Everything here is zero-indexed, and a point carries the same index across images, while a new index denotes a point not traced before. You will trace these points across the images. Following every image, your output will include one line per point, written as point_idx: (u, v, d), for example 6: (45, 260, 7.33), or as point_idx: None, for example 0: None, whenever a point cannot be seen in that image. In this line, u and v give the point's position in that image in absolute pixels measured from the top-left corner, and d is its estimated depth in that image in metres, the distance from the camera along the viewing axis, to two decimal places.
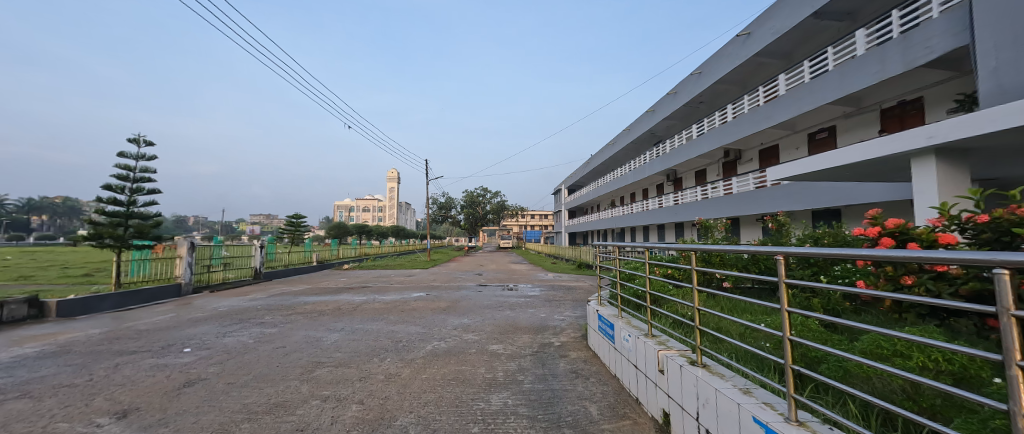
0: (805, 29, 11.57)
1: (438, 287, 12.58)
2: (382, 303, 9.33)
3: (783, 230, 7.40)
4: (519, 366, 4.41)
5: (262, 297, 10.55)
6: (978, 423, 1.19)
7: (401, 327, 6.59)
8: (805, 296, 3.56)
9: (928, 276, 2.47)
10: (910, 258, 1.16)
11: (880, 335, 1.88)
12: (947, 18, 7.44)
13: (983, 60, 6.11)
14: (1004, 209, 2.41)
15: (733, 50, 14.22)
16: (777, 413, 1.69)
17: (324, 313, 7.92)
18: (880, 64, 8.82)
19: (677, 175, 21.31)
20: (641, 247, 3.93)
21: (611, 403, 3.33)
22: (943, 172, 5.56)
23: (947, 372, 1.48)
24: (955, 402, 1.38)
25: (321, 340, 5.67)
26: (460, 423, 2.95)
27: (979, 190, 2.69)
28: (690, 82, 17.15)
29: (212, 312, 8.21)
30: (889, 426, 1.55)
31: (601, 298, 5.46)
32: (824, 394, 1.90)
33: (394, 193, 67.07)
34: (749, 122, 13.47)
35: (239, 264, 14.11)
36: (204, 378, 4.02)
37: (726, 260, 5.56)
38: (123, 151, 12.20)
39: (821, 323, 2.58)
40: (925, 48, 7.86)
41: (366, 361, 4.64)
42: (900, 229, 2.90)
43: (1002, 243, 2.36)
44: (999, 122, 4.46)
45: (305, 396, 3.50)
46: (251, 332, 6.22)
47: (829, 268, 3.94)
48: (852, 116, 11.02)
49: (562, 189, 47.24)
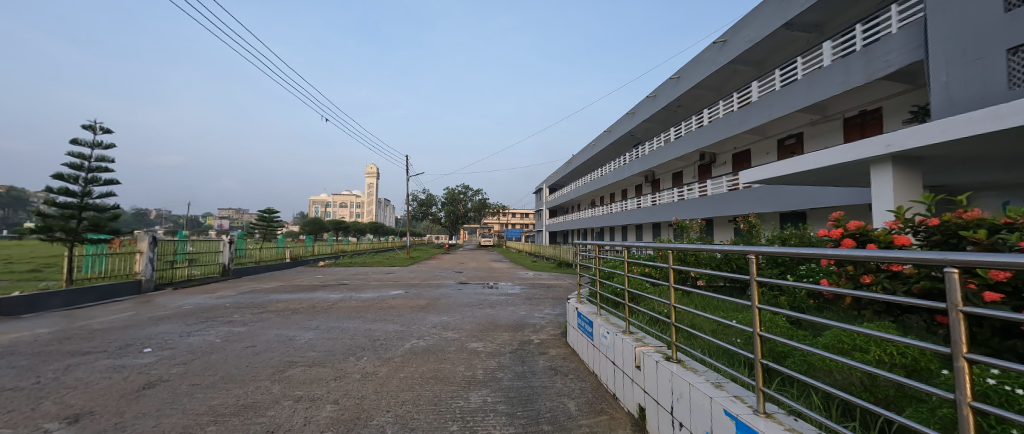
0: (777, 39, 12.10)
1: (418, 285, 12.45)
2: (359, 301, 9.11)
3: (754, 230, 7.76)
4: (498, 363, 4.42)
5: (231, 294, 10.14)
6: (927, 412, 1.28)
7: (378, 325, 6.47)
8: (773, 294, 3.73)
9: (884, 276, 2.62)
10: (872, 257, 1.23)
11: (842, 330, 1.98)
12: (906, 33, 7.94)
13: (935, 74, 6.55)
14: (953, 214, 2.55)
15: (709, 56, 14.67)
16: (746, 406, 1.76)
17: (297, 312, 7.66)
18: (844, 75, 9.30)
19: (655, 176, 21.80)
20: (620, 246, 3.98)
21: (589, 399, 3.38)
22: (900, 179, 5.92)
23: (900, 365, 1.58)
24: (906, 393, 1.48)
25: (294, 339, 5.49)
26: (439, 422, 2.93)
27: (930, 196, 2.85)
28: (669, 86, 17.58)
29: (175, 311, 7.80)
30: (849, 416, 1.64)
31: (581, 296, 5.52)
32: (790, 387, 1.98)
33: (372, 189, 65.44)
34: (723, 126, 13.92)
35: (206, 260, 13.50)
36: (166, 379, 3.83)
37: (700, 260, 5.76)
38: (77, 138, 11.58)
39: (788, 319, 2.69)
40: (884, 61, 8.37)
41: (342, 360, 4.53)
42: (861, 232, 3.07)
43: (949, 244, 2.50)
44: (949, 132, 4.78)
45: (276, 397, 3.39)
46: (218, 332, 5.94)
47: (796, 267, 4.13)
48: (818, 124, 11.58)
49: (543, 188, 47.41)
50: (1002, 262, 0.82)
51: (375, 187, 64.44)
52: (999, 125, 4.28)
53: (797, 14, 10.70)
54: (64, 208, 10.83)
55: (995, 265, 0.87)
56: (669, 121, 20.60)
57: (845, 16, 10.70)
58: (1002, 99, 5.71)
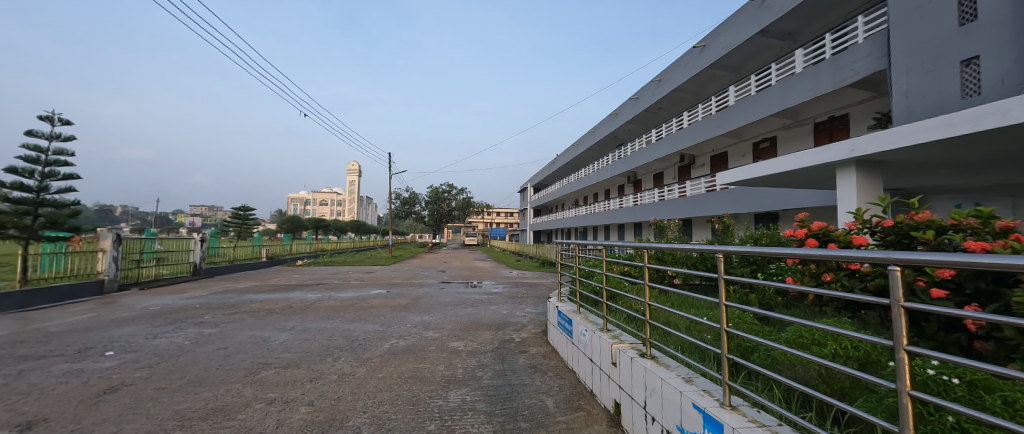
0: (753, 45, 12.50)
1: (399, 284, 12.30)
2: (338, 301, 8.92)
3: (728, 230, 8.00)
4: (479, 362, 4.42)
5: (202, 295, 9.76)
6: (876, 402, 1.36)
7: (357, 325, 6.37)
8: (744, 292, 3.87)
9: (843, 273, 2.76)
10: (830, 255, 1.30)
11: (803, 326, 2.08)
12: (871, 43, 8.35)
13: (896, 83, 6.92)
14: (905, 215, 2.70)
15: (689, 60, 15.03)
16: (713, 399, 1.83)
17: (273, 312, 7.46)
18: (814, 82, 9.71)
19: (637, 176, 22.20)
20: (600, 245, 4.07)
21: (566, 396, 3.43)
22: (863, 181, 6.22)
23: (854, 359, 1.66)
24: (859, 385, 1.57)
25: (268, 340, 5.34)
26: (416, 421, 2.91)
27: (885, 198, 3.01)
28: (651, 89, 17.93)
29: (141, 312, 7.47)
30: (807, 408, 1.73)
31: (561, 295, 5.58)
32: (754, 381, 2.06)
33: (354, 186, 64.26)
34: (701, 128, 14.29)
35: (176, 259, 12.93)
36: (130, 384, 3.66)
37: (677, 259, 5.89)
38: (32, 129, 10.93)
39: (755, 316, 2.80)
40: (851, 69, 8.78)
41: (318, 361, 4.44)
42: (823, 232, 3.22)
43: (902, 244, 2.64)
44: (906, 139, 5.06)
45: (248, 400, 3.29)
46: (187, 333, 5.72)
47: (766, 266, 4.27)
48: (790, 128, 12.04)
49: (527, 187, 47.59)
50: (946, 261, 0.88)
51: (356, 184, 63.05)
52: (952, 133, 4.55)
53: (772, 22, 11.08)
54: (19, 204, 10.22)
55: (935, 265, 0.95)
56: (650, 122, 21.01)
57: (817, 25, 11.16)
58: (956, 107, 6.10)
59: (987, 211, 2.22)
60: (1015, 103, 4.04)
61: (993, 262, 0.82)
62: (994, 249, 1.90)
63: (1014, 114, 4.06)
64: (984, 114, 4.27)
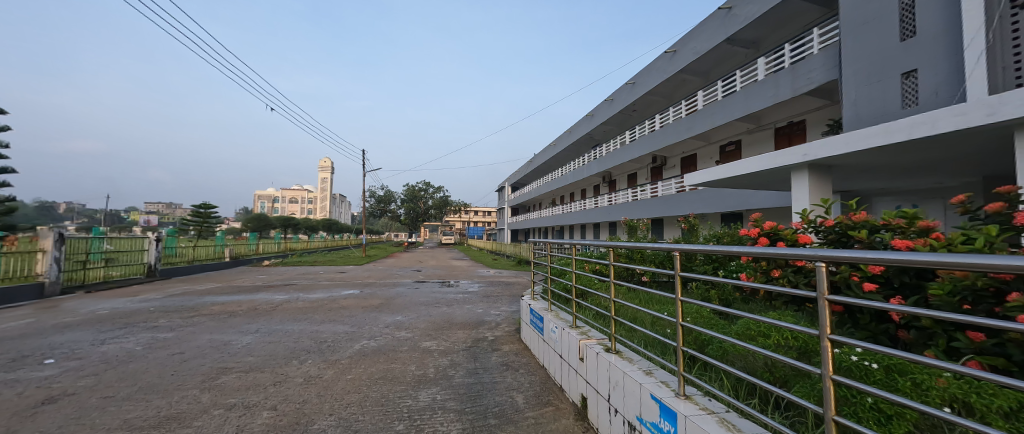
0: (720, 52, 13.05)
1: (373, 284, 12.03)
2: (307, 302, 8.65)
3: (694, 229, 8.32)
4: (451, 361, 4.42)
5: (157, 297, 9.19)
6: (809, 387, 1.49)
7: (326, 326, 6.20)
8: (706, 288, 4.05)
9: (790, 270, 2.94)
10: (779, 253, 1.42)
11: (752, 320, 2.23)
12: (824, 54, 8.91)
13: (847, 93, 7.42)
14: (844, 216, 2.90)
15: (661, 64, 15.50)
16: (669, 390, 1.93)
17: (235, 314, 7.13)
18: (774, 89, 10.26)
19: (611, 177, 22.69)
20: (570, 244, 4.18)
21: (536, 392, 3.48)
22: (815, 183, 6.63)
23: (794, 348, 1.80)
24: (798, 373, 1.70)
25: (229, 344, 5.11)
26: (384, 422, 2.89)
27: (828, 201, 3.23)
28: (625, 91, 18.39)
29: (87, 317, 6.96)
30: (752, 395, 1.85)
31: (534, 293, 5.65)
32: (708, 371, 2.19)
33: (326, 184, 62.25)
34: (671, 131, 14.78)
35: (127, 260, 12.10)
36: (72, 393, 3.42)
37: (645, 257, 6.07)
38: None
39: (713, 312, 2.96)
40: (807, 78, 9.34)
41: (283, 364, 4.29)
42: (773, 231, 3.43)
43: (841, 242, 2.84)
44: (851, 144, 5.45)
45: (205, 406, 3.15)
46: (139, 338, 5.38)
47: (727, 264, 4.46)
48: (754, 132, 12.67)
49: (505, 186, 47.63)
50: (871, 259, 1.02)
51: (328, 181, 61.12)
52: (889, 139, 4.95)
53: (737, 31, 11.61)
54: None
55: (855, 263, 1.09)
56: (624, 124, 21.51)
57: (778, 35, 11.78)
58: (897, 117, 6.59)
59: (912, 212, 2.43)
60: (942, 114, 4.44)
61: (913, 260, 0.94)
62: (916, 247, 2.10)
63: (941, 124, 4.46)
64: (916, 123, 4.67)
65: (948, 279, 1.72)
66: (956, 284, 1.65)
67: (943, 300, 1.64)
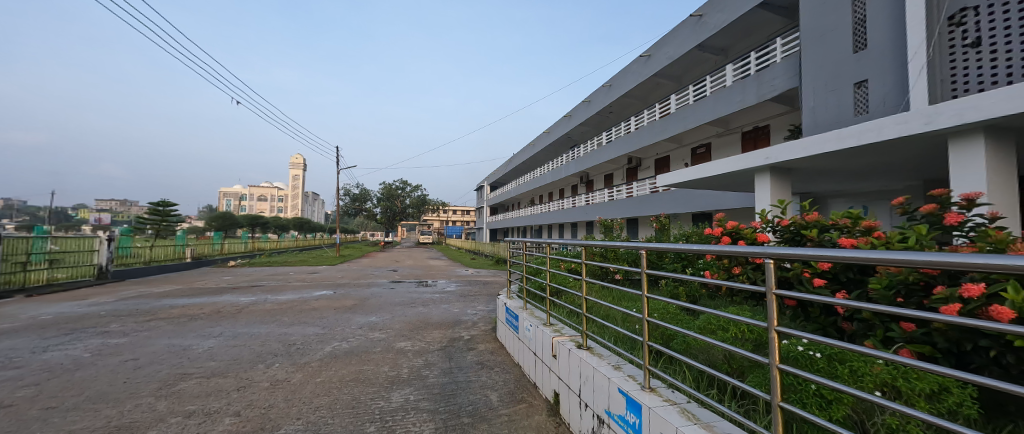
0: (692, 58, 13.51)
1: (347, 284, 11.72)
2: (276, 304, 8.32)
3: (665, 229, 8.52)
4: (425, 362, 4.37)
5: (108, 301, 8.59)
6: (761, 377, 1.59)
7: (295, 329, 5.99)
8: (674, 285, 4.20)
9: (750, 267, 3.10)
10: (740, 251, 1.52)
11: (713, 316, 2.33)
12: (786, 63, 9.40)
13: (806, 100, 7.86)
14: (798, 216, 3.07)
15: (636, 68, 15.88)
16: (635, 383, 2.00)
17: (196, 318, 6.77)
18: (741, 95, 10.73)
19: (589, 177, 23.04)
20: (545, 243, 4.21)
21: (510, 390, 3.51)
22: (775, 185, 6.99)
23: (750, 340, 1.91)
24: (753, 363, 1.80)
25: (189, 349, 4.86)
26: (355, 424, 2.84)
27: (783, 202, 3.40)
28: (602, 93, 18.73)
29: (27, 322, 6.43)
30: (712, 386, 1.95)
31: (511, 292, 5.66)
32: (671, 364, 2.28)
33: (298, 181, 60.09)
34: (646, 133, 15.18)
35: (74, 261, 11.24)
36: (9, 405, 3.16)
37: (619, 255, 6.18)
38: None
39: (679, 308, 3.09)
40: (771, 85, 9.81)
41: (249, 368, 4.13)
42: (735, 230, 3.59)
43: (794, 240, 3.02)
44: (809, 148, 5.78)
45: (161, 414, 2.99)
46: (87, 345, 5.02)
47: (694, 262, 4.62)
48: (722, 135, 13.20)
49: (484, 186, 47.50)
50: (815, 257, 1.13)
51: (300, 179, 59.05)
52: (842, 145, 5.30)
53: (707, 38, 12.05)
54: None
55: (801, 260, 1.19)
56: (601, 126, 21.88)
57: (745, 43, 12.32)
58: (850, 123, 7.03)
59: (856, 212, 2.62)
60: (887, 122, 4.78)
61: (854, 257, 1.03)
62: (859, 245, 2.27)
63: (886, 132, 4.80)
64: (865, 130, 5.01)
65: (885, 274, 1.86)
66: (892, 279, 1.79)
67: (881, 294, 1.78)
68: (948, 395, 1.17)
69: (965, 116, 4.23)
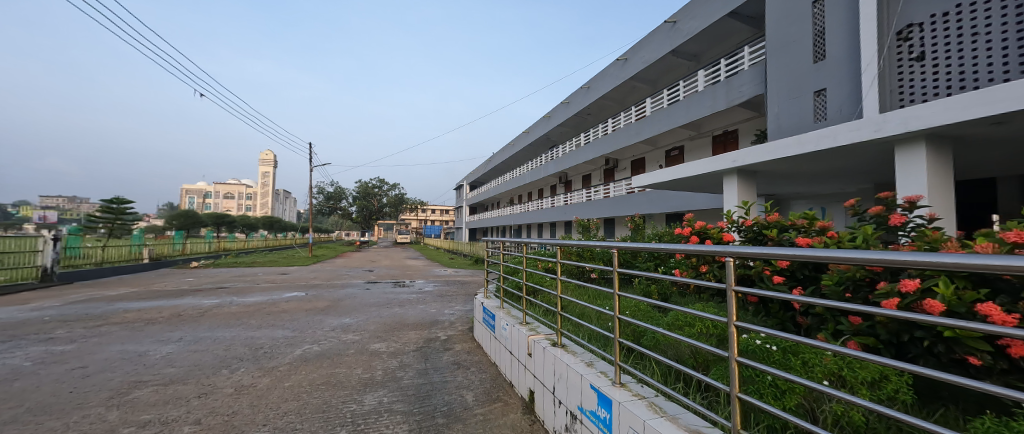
0: (666, 62, 13.89)
1: (320, 285, 11.38)
2: (242, 306, 7.97)
3: (640, 228, 8.74)
4: (400, 363, 4.30)
5: (54, 305, 7.97)
6: (723, 370, 1.66)
7: (263, 332, 5.77)
8: (647, 283, 4.33)
9: (716, 266, 3.25)
10: (706, 250, 1.58)
11: (681, 313, 2.42)
12: (753, 71, 9.83)
13: (771, 106, 8.25)
14: (760, 217, 3.23)
15: (614, 71, 16.19)
16: (607, 379, 2.05)
17: (154, 322, 6.39)
18: (712, 100, 11.14)
19: (567, 177, 23.30)
20: (522, 243, 4.22)
21: (485, 389, 3.51)
22: (742, 187, 7.29)
23: (714, 336, 2.00)
24: (717, 358, 1.88)
25: (146, 355, 4.59)
26: (325, 428, 2.76)
27: (746, 203, 3.56)
28: (580, 95, 19.00)
29: None
30: (678, 380, 2.02)
31: (488, 292, 5.64)
32: (641, 360, 2.36)
33: (269, 179, 57.77)
34: (622, 135, 15.51)
35: (14, 263, 10.38)
36: None
37: (595, 254, 6.29)
38: None
39: (650, 305, 3.18)
40: (739, 91, 10.24)
41: (212, 374, 3.94)
42: (703, 230, 3.73)
43: (757, 239, 3.17)
44: (773, 152, 6.07)
45: (112, 425, 2.81)
46: (28, 353, 4.65)
47: (666, 260, 4.77)
48: (694, 139, 13.65)
49: (463, 185, 47.19)
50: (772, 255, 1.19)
51: (271, 177, 56.79)
52: (802, 149, 5.59)
53: (680, 43, 12.43)
54: None
55: (760, 259, 1.26)
56: (580, 127, 22.18)
57: (716, 50, 12.79)
58: (809, 129, 7.43)
59: (812, 213, 2.78)
60: (842, 129, 5.09)
61: (807, 255, 1.10)
62: (814, 244, 2.40)
63: (841, 138, 5.12)
64: (822, 136, 5.32)
65: (836, 271, 1.99)
66: (841, 275, 1.92)
67: (832, 290, 1.90)
68: (886, 383, 1.28)
69: (909, 125, 4.56)
